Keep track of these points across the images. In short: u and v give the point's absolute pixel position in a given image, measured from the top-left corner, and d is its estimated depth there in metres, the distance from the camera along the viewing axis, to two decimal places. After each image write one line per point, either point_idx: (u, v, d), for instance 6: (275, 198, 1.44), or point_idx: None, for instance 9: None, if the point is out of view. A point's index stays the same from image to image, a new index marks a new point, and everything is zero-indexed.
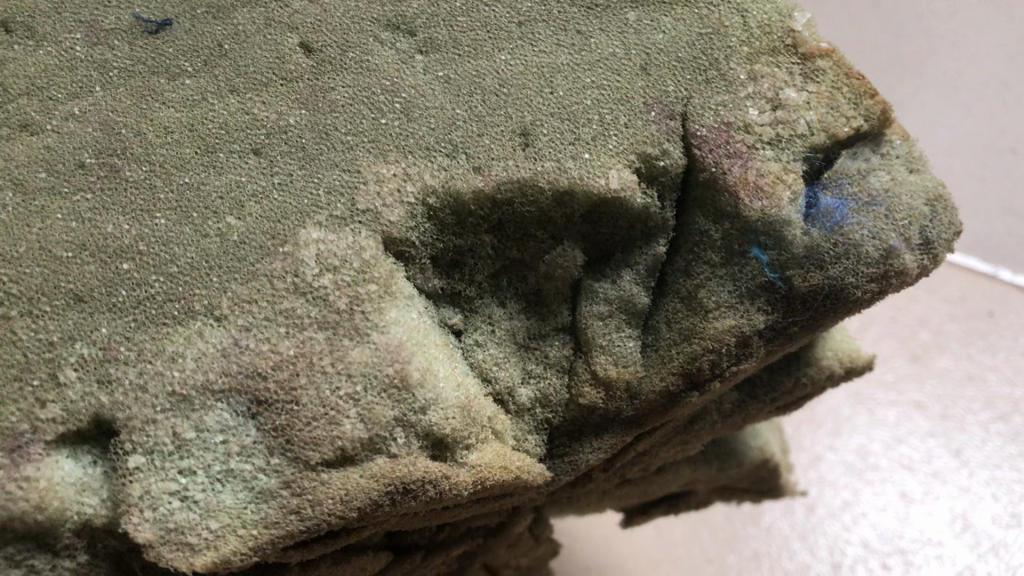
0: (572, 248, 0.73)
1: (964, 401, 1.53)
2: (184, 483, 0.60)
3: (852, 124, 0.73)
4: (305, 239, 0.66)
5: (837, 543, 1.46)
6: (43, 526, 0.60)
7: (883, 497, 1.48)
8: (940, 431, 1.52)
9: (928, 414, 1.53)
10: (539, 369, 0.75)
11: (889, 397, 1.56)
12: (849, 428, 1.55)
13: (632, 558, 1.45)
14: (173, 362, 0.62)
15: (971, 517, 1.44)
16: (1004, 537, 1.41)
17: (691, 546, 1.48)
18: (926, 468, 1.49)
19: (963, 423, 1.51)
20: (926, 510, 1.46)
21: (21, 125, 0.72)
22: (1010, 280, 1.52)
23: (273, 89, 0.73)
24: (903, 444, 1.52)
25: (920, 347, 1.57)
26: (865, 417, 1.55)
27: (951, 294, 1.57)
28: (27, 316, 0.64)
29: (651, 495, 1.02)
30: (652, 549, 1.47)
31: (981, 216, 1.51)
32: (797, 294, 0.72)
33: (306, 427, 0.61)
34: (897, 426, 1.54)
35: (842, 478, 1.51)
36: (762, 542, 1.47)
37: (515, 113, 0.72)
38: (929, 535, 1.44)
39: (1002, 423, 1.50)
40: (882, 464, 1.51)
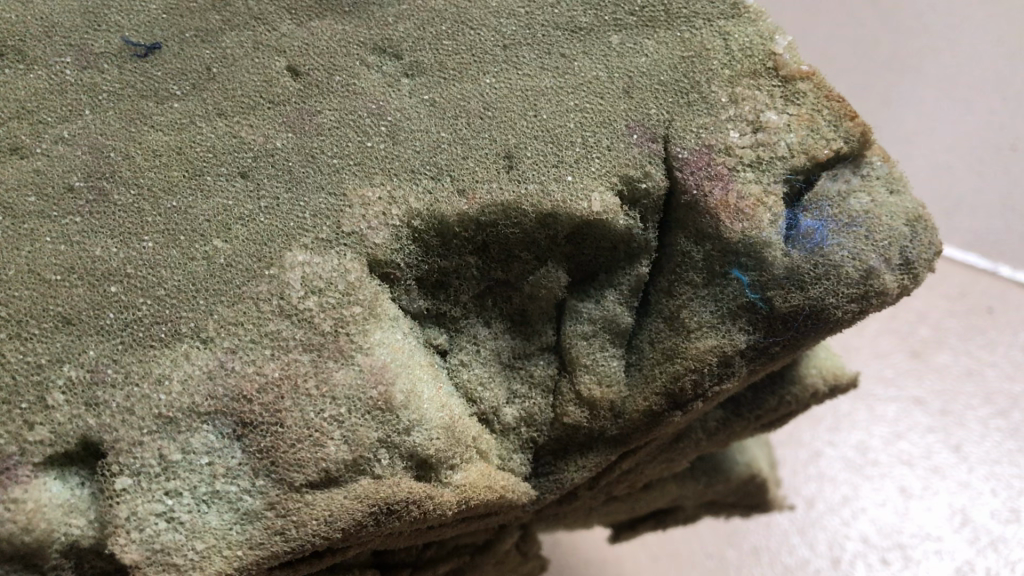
0: (557, 268, 0.74)
1: (964, 397, 1.53)
2: (170, 504, 0.61)
3: (832, 146, 0.74)
4: (291, 262, 0.67)
5: (837, 538, 1.46)
6: (30, 548, 0.60)
7: (882, 492, 1.48)
8: (939, 426, 1.52)
9: (928, 410, 1.53)
10: (524, 389, 0.76)
11: (889, 393, 1.55)
12: (848, 424, 1.55)
13: (633, 556, 1.44)
14: (160, 385, 0.63)
15: (970, 512, 1.45)
16: (1003, 531, 1.42)
17: (689, 541, 1.48)
18: (926, 462, 1.49)
19: (962, 418, 1.52)
20: (925, 505, 1.46)
21: (11, 148, 0.73)
22: (1009, 276, 1.54)
23: (261, 112, 0.74)
24: (903, 439, 1.52)
25: (920, 342, 1.57)
26: (864, 412, 1.55)
27: (950, 289, 1.57)
28: (15, 339, 0.64)
29: (639, 511, 1.02)
30: (652, 546, 1.47)
31: (979, 211, 1.54)
32: (777, 315, 0.72)
33: (291, 449, 0.62)
34: (896, 421, 1.54)
35: (842, 474, 1.51)
36: (761, 536, 1.48)
37: (499, 136, 0.73)
38: (929, 530, 1.44)
39: (1001, 418, 1.50)
40: (882, 459, 1.51)
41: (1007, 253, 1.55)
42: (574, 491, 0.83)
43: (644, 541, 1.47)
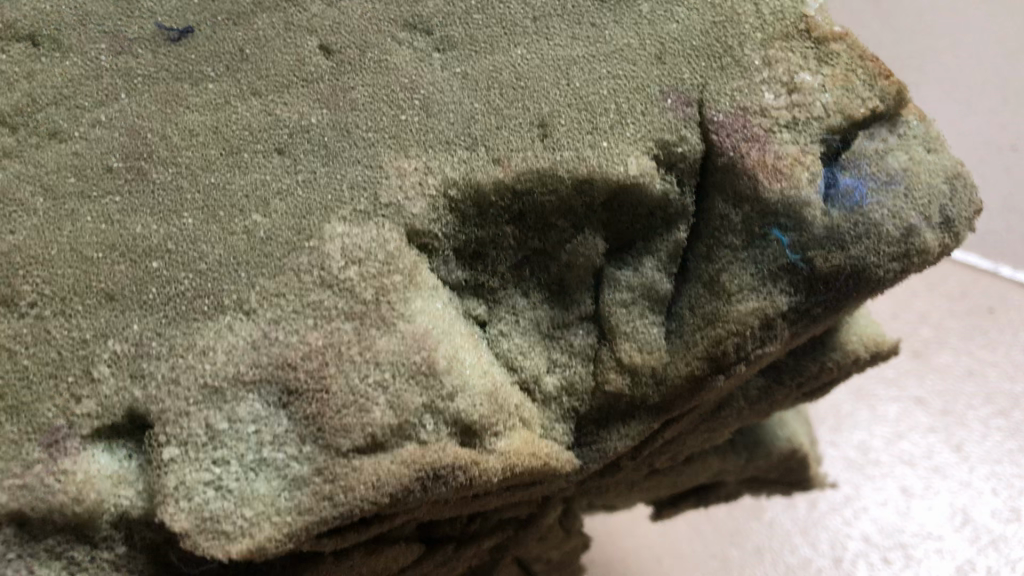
0: (593, 236, 0.74)
1: (964, 397, 1.48)
2: (218, 473, 0.60)
3: (868, 105, 0.74)
4: (330, 233, 0.68)
5: (838, 538, 1.39)
6: (81, 519, 0.60)
7: (883, 491, 1.42)
8: (940, 426, 1.46)
9: (928, 410, 1.48)
10: (564, 358, 0.75)
11: (890, 393, 1.50)
12: (850, 424, 1.48)
13: (632, 547, 1.39)
14: (204, 356, 0.63)
15: (971, 511, 1.38)
16: (1004, 530, 1.36)
17: (693, 537, 1.40)
18: (927, 462, 1.43)
19: (962, 418, 1.46)
20: (927, 505, 1.40)
21: (50, 133, 0.74)
22: (1010, 275, 1.51)
23: (295, 90, 0.75)
24: (904, 439, 1.46)
25: (920, 343, 1.53)
26: (865, 412, 1.49)
27: (952, 288, 1.54)
28: (59, 316, 0.65)
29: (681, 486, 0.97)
30: (654, 537, 1.40)
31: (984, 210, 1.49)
32: (819, 275, 0.72)
33: (338, 415, 0.61)
34: (897, 421, 1.48)
35: (844, 474, 1.44)
36: (765, 537, 1.40)
37: (532, 105, 0.73)
38: (930, 528, 1.37)
39: (1001, 418, 1.45)
40: (883, 459, 1.45)
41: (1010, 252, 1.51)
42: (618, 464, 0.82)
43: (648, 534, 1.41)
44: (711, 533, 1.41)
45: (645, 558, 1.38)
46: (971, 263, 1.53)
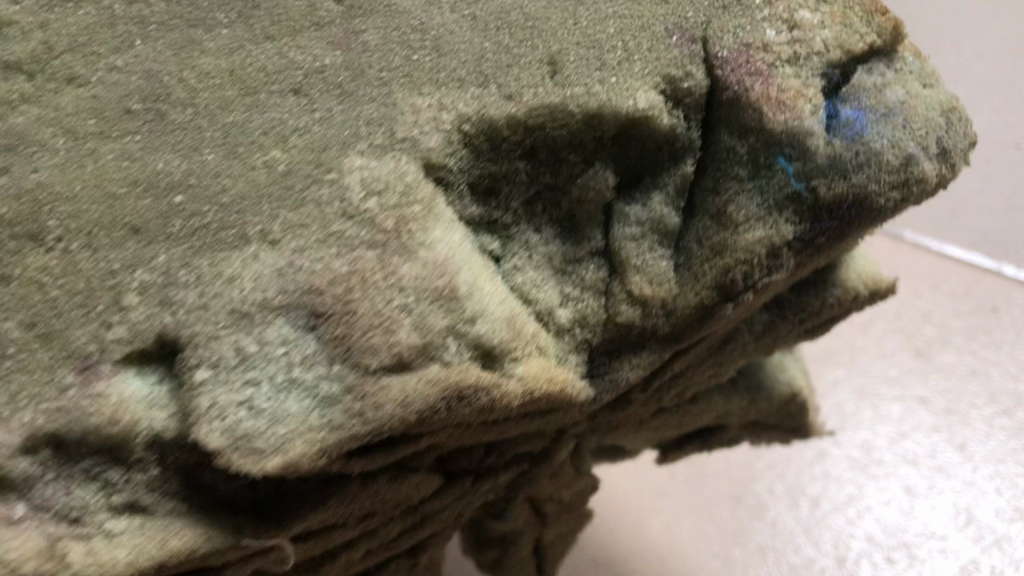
0: (603, 169, 0.76)
1: (967, 397, 1.45)
2: (250, 394, 0.61)
3: (867, 40, 0.76)
4: (349, 166, 0.69)
5: (842, 538, 1.34)
6: (116, 440, 0.61)
7: (886, 491, 1.37)
8: (944, 425, 1.43)
9: (932, 409, 1.45)
10: (576, 292, 0.77)
11: (893, 393, 1.48)
12: (854, 424, 1.46)
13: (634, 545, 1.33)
14: (232, 283, 0.64)
15: (974, 510, 1.34)
16: (1008, 530, 1.31)
17: (695, 536, 1.35)
18: (930, 462, 1.39)
19: (965, 418, 1.43)
20: (929, 504, 1.35)
21: (67, 78, 0.75)
22: (1014, 274, 1.50)
23: (308, 34, 0.77)
24: (908, 438, 1.43)
25: (924, 343, 1.52)
26: (869, 412, 1.47)
27: (954, 288, 1.55)
28: (86, 248, 0.66)
29: (686, 427, 1.00)
30: (655, 536, 1.35)
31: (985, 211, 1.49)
32: (822, 203, 0.74)
33: (364, 336, 0.63)
34: (901, 421, 1.45)
35: (847, 473, 1.40)
36: (768, 536, 1.35)
37: (541, 44, 0.75)
38: (933, 528, 1.33)
39: (1005, 417, 1.42)
40: (886, 458, 1.41)
41: (1013, 252, 1.50)
42: (628, 398, 0.84)
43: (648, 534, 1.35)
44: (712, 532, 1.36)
45: (647, 556, 1.32)
46: (975, 263, 1.54)
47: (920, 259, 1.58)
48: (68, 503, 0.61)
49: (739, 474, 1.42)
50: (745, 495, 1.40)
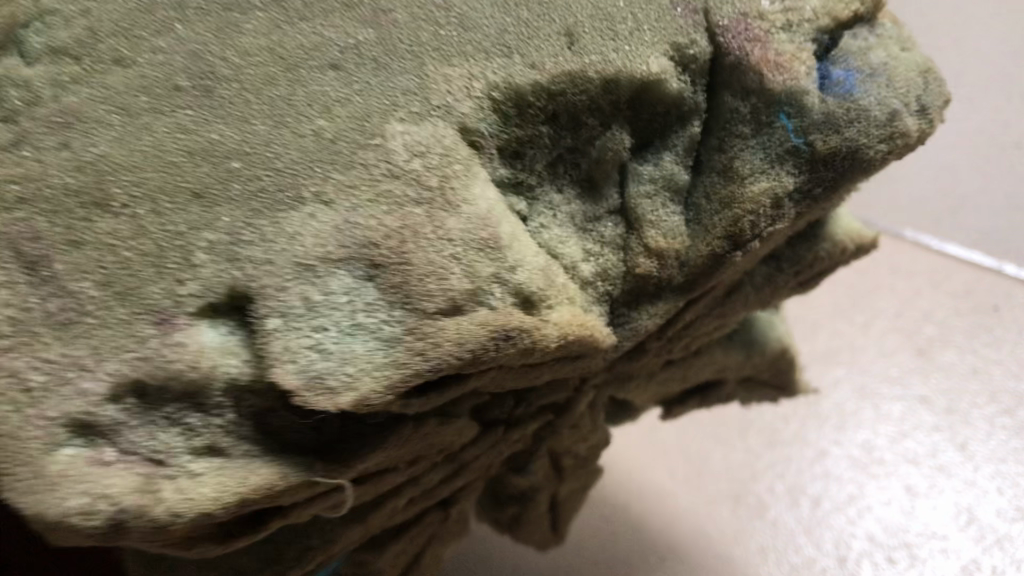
0: (620, 131, 0.83)
1: (969, 396, 1.61)
2: (319, 338, 0.67)
3: (852, 8, 0.84)
4: (391, 132, 0.75)
5: (843, 538, 1.46)
6: (197, 386, 0.66)
7: (888, 491, 1.51)
8: (945, 425, 1.59)
9: (934, 409, 1.61)
10: (597, 247, 0.84)
11: (894, 392, 1.66)
12: (854, 424, 1.63)
13: (645, 554, 1.39)
14: (294, 240, 0.70)
15: (975, 511, 1.46)
16: (1010, 530, 1.43)
17: (700, 523, 1.47)
18: (931, 462, 1.54)
19: (967, 417, 1.59)
20: (929, 504, 1.48)
21: (114, 60, 0.80)
22: (1014, 273, 1.74)
23: (338, 14, 0.82)
24: (908, 438, 1.58)
25: (924, 343, 1.72)
26: (868, 411, 1.65)
27: (956, 288, 1.78)
28: (152, 213, 0.71)
29: (690, 382, 1.07)
30: (668, 550, 1.40)
31: (981, 210, 1.76)
32: (819, 156, 0.82)
33: (421, 282, 0.69)
34: (902, 420, 1.61)
35: (847, 472, 1.55)
36: (769, 537, 1.46)
37: (557, 17, 0.80)
38: (934, 528, 1.45)
39: (1007, 416, 1.57)
40: (887, 458, 1.56)
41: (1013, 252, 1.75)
42: (643, 347, 0.91)
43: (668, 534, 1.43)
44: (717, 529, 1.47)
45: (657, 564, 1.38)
46: (976, 263, 1.78)
47: (923, 255, 1.86)
48: (152, 446, 0.65)
49: (740, 476, 1.56)
50: (746, 494, 1.53)
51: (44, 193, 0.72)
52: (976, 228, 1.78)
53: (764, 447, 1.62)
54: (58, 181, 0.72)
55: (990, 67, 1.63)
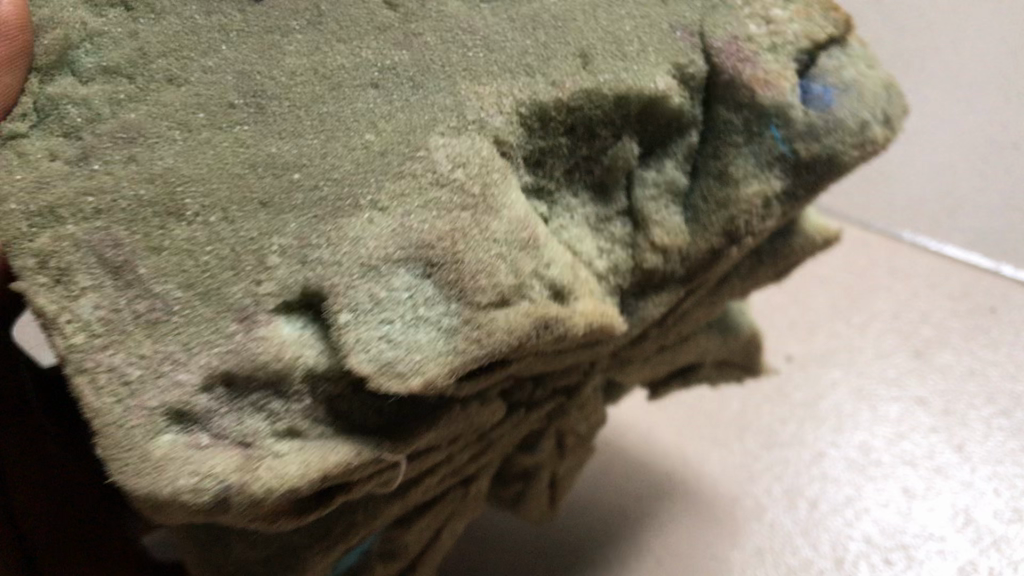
0: (629, 141, 0.92)
1: (967, 397, 1.45)
2: (386, 330, 0.75)
3: (827, 31, 0.95)
4: (434, 145, 0.83)
5: (840, 540, 1.30)
6: (280, 374, 0.73)
7: (885, 492, 1.35)
8: (942, 427, 1.42)
9: (930, 410, 1.44)
10: (608, 245, 0.94)
11: (892, 393, 1.46)
12: (852, 424, 1.43)
13: (635, 558, 1.28)
14: (357, 244, 0.77)
15: (973, 512, 1.33)
16: (1007, 532, 1.30)
17: (696, 528, 1.31)
18: (928, 463, 1.38)
19: (964, 418, 1.43)
20: (928, 505, 1.33)
21: (168, 80, 0.86)
22: (1012, 275, 1.60)
23: (373, 36, 0.90)
24: (906, 439, 1.41)
25: (921, 343, 1.53)
26: (867, 412, 1.44)
27: (954, 289, 1.60)
28: (224, 221, 0.77)
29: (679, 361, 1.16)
30: (655, 550, 1.29)
31: (982, 210, 1.65)
32: (802, 162, 0.93)
33: (473, 278, 0.78)
34: (900, 421, 1.43)
35: (844, 474, 1.37)
36: (764, 536, 1.30)
37: (572, 39, 0.90)
38: (932, 529, 1.31)
39: (1004, 418, 1.43)
40: (885, 459, 1.38)
41: (1011, 253, 1.61)
42: (644, 334, 1.01)
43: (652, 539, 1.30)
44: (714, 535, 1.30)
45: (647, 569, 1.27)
46: (972, 263, 1.62)
47: (922, 257, 1.65)
48: (242, 430, 0.72)
49: (735, 476, 1.37)
50: (743, 497, 1.34)
51: (119, 204, 0.78)
52: (982, 228, 1.64)
53: (762, 448, 1.41)
54: (131, 193, 0.78)
55: (970, 71, 1.70)
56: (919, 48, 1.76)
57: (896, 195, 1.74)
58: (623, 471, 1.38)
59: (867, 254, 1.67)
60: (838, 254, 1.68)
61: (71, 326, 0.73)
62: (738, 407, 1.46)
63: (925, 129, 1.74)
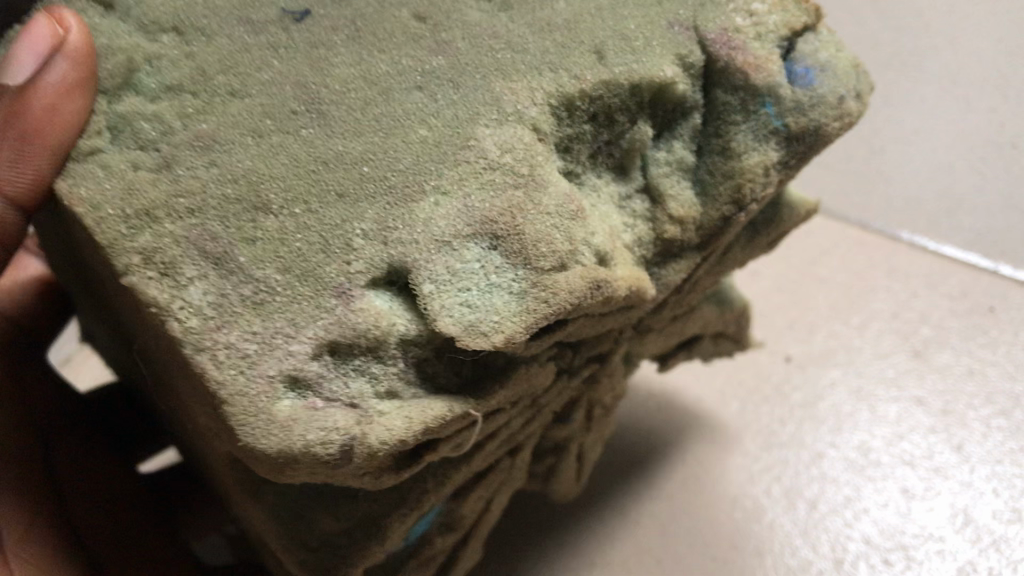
0: (643, 125, 1.04)
1: (965, 397, 1.56)
2: (467, 296, 0.84)
3: (802, 19, 1.08)
4: (482, 135, 0.92)
5: (839, 540, 1.42)
6: (378, 340, 0.82)
7: (884, 493, 1.47)
8: (941, 427, 1.53)
9: (929, 410, 1.55)
10: (631, 219, 1.05)
11: (891, 393, 1.58)
12: (851, 425, 1.55)
13: (643, 559, 1.41)
14: (429, 224, 0.86)
15: (972, 512, 1.44)
16: (1005, 532, 1.41)
17: (698, 527, 1.44)
18: (928, 463, 1.49)
19: (963, 419, 1.54)
20: (927, 505, 1.45)
21: (230, 93, 0.94)
22: (1010, 274, 1.70)
23: (410, 45, 0.99)
24: (905, 439, 1.52)
25: (921, 344, 1.64)
26: (866, 413, 1.56)
27: (952, 290, 1.70)
28: (308, 212, 0.85)
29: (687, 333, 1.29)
30: (659, 550, 1.42)
31: (981, 212, 1.76)
32: (793, 135, 1.04)
33: (534, 247, 0.87)
34: (898, 421, 1.55)
35: (844, 475, 1.49)
36: (763, 537, 1.42)
37: (586, 39, 1.01)
38: (931, 530, 1.42)
39: (1002, 418, 1.53)
40: (884, 459, 1.50)
41: (1007, 253, 1.72)
42: (664, 302, 1.13)
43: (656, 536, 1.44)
44: (713, 534, 1.44)
45: (653, 570, 1.40)
46: (973, 263, 1.73)
47: (922, 257, 1.76)
48: (349, 392, 0.82)
49: (736, 476, 1.50)
50: (742, 497, 1.47)
51: (209, 203, 0.85)
52: (982, 228, 1.75)
53: (760, 449, 1.54)
54: (219, 193, 0.86)
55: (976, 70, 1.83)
56: (918, 51, 1.90)
57: (896, 193, 1.84)
58: (630, 474, 1.51)
59: (868, 255, 1.79)
60: (837, 256, 1.80)
61: (184, 311, 0.80)
62: (738, 410, 1.60)
63: (927, 127, 1.86)
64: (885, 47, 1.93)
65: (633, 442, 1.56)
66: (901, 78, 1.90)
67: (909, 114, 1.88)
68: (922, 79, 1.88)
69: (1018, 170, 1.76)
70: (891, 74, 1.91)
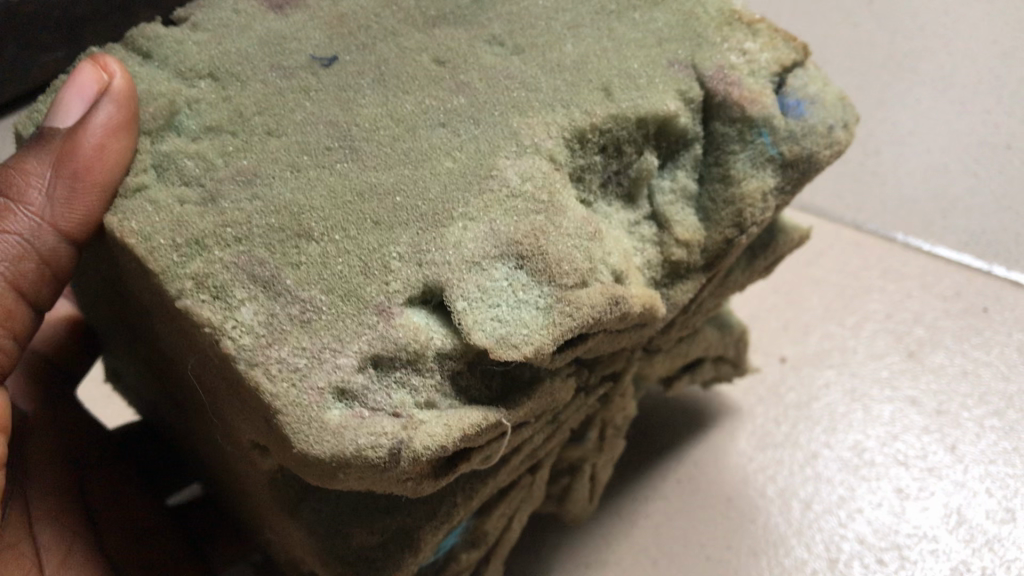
0: (649, 156, 1.12)
1: (959, 397, 1.63)
2: (498, 312, 0.91)
3: (790, 56, 1.17)
4: (503, 165, 0.98)
5: (832, 540, 1.48)
6: (418, 352, 0.88)
7: (879, 492, 1.52)
8: (935, 427, 1.59)
9: (922, 409, 1.62)
10: (641, 244, 1.12)
11: (885, 393, 1.64)
12: (845, 425, 1.61)
13: (637, 559, 1.46)
14: (459, 247, 0.92)
15: (965, 512, 1.49)
16: (999, 531, 1.47)
17: (693, 528, 1.49)
18: (921, 463, 1.55)
19: (957, 418, 1.60)
20: (921, 505, 1.50)
21: (267, 131, 1.01)
22: (1004, 273, 1.79)
23: (431, 85, 1.07)
24: (900, 438, 1.58)
25: (915, 344, 1.71)
26: (861, 413, 1.62)
27: (945, 290, 1.78)
28: (347, 238, 0.92)
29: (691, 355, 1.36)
30: (654, 551, 1.47)
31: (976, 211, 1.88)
32: (787, 162, 1.13)
33: (557, 266, 0.93)
34: (893, 421, 1.61)
35: (838, 474, 1.55)
36: (757, 537, 1.47)
37: (594, 77, 1.09)
38: (923, 530, 1.48)
39: (995, 418, 1.60)
40: (878, 459, 1.56)
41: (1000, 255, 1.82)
42: (671, 322, 1.20)
43: (651, 538, 1.49)
44: (708, 535, 1.48)
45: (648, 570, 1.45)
46: (968, 263, 1.82)
47: (916, 258, 1.85)
48: (392, 402, 0.87)
49: (732, 478, 1.56)
50: (738, 496, 1.53)
51: (254, 232, 0.92)
52: (976, 228, 1.87)
53: (755, 448, 1.59)
54: (263, 222, 0.92)
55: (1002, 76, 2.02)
56: (915, 66, 2.10)
57: (890, 197, 1.96)
58: (626, 481, 1.56)
59: (862, 256, 1.87)
60: (833, 256, 1.88)
61: (236, 330, 0.86)
62: (733, 410, 1.65)
63: (920, 130, 2.02)
64: (876, 65, 2.13)
65: (629, 447, 1.61)
66: (900, 91, 2.08)
67: (907, 121, 2.04)
68: (919, 90, 2.07)
69: (1011, 172, 1.92)
70: (891, 86, 2.09)
